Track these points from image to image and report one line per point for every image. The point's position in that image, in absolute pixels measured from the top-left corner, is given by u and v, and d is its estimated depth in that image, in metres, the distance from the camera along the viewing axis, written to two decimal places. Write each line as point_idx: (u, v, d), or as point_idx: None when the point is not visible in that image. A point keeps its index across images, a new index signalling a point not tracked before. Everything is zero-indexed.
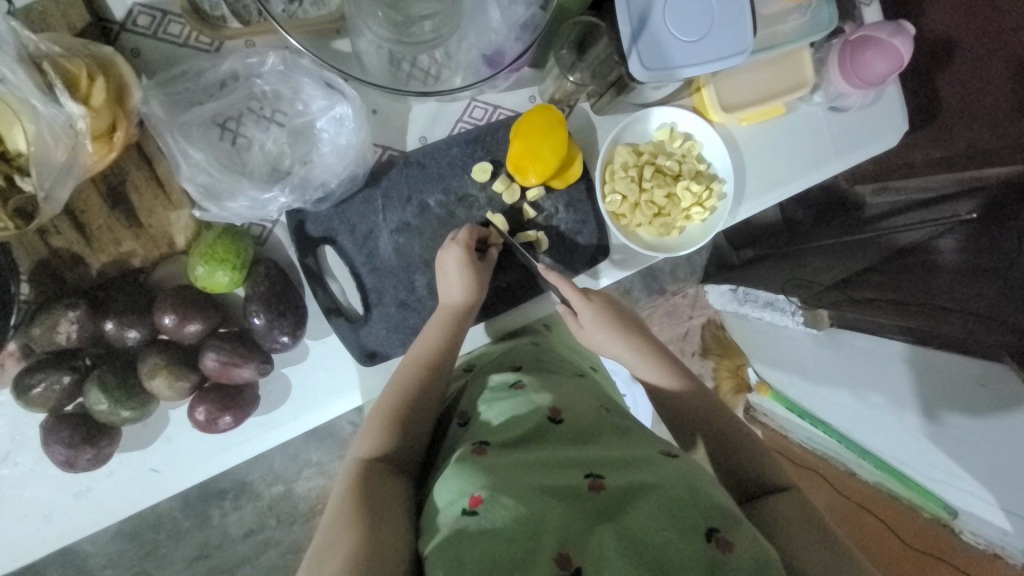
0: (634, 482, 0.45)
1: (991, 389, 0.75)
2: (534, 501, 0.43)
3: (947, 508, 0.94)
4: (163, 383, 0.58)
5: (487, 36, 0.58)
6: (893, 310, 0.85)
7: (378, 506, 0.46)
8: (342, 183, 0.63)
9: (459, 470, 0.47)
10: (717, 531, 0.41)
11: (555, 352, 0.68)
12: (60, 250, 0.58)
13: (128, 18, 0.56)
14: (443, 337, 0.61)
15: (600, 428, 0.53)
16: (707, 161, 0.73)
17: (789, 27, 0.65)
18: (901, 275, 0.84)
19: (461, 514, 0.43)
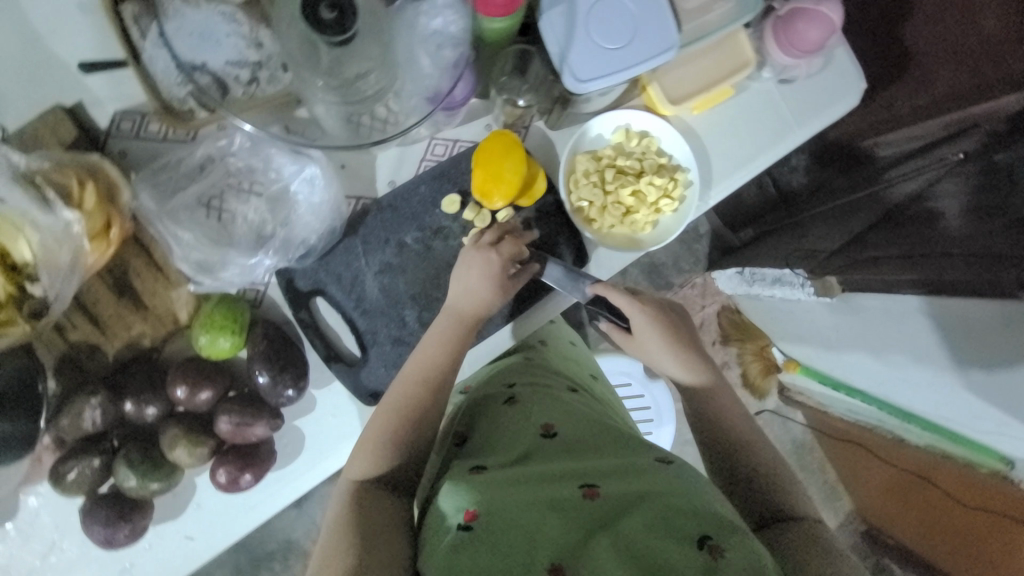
0: (626, 492, 0.51)
1: (1017, 329, 0.73)
2: (532, 514, 0.49)
3: (1004, 458, 0.98)
4: (185, 452, 0.62)
5: (422, 80, 0.62)
6: (899, 264, 0.83)
7: (372, 533, 0.51)
8: (322, 238, 0.67)
9: (459, 488, 0.53)
10: (710, 539, 0.47)
11: (552, 368, 0.74)
12: (77, 343, 0.63)
13: (112, 125, 0.62)
14: (436, 357, 0.63)
15: (591, 441, 0.59)
16: (670, 154, 0.75)
17: (717, 14, 0.67)
18: (904, 227, 0.82)
19: (457, 530, 0.48)
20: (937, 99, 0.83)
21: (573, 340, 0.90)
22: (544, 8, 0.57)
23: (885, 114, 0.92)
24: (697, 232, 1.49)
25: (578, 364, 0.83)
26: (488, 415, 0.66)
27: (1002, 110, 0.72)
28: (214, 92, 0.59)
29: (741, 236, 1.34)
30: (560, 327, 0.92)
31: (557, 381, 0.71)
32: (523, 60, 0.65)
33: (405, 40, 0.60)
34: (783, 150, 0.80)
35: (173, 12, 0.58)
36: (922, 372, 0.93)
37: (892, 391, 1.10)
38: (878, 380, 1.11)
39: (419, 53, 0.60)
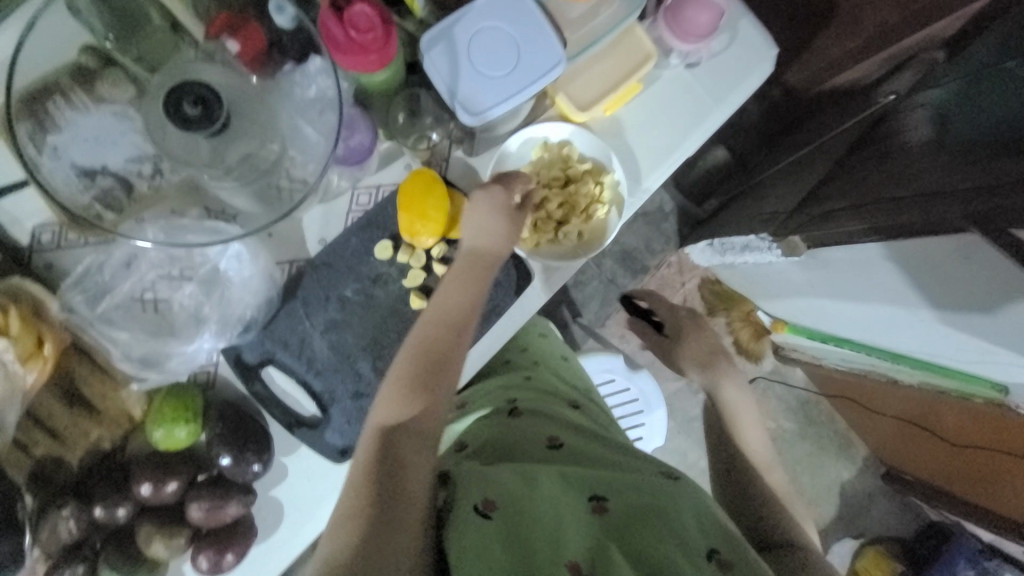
0: (634, 508, 0.54)
1: (975, 261, 0.71)
2: (552, 511, 0.52)
3: (998, 386, 0.95)
4: (161, 546, 0.63)
5: (315, 148, 0.61)
6: (853, 213, 0.84)
7: (399, 489, 0.49)
8: (259, 309, 0.68)
9: (480, 479, 0.55)
10: (717, 552, 0.51)
11: (552, 389, 0.78)
12: (42, 458, 0.63)
13: (33, 240, 0.63)
14: (464, 299, 0.64)
15: (598, 455, 0.62)
16: (591, 156, 0.75)
17: (603, 19, 0.69)
18: (860, 169, 0.84)
19: (475, 515, 0.51)
20: (863, 44, 0.86)
21: (564, 356, 0.90)
22: (425, 48, 0.58)
23: (828, 66, 0.93)
24: (663, 211, 1.47)
25: (570, 380, 0.85)
26: (495, 428, 0.68)
27: (939, 35, 0.78)
28: (120, 193, 0.60)
29: (707, 208, 1.37)
30: (553, 341, 0.93)
31: (558, 401, 0.75)
32: (416, 101, 0.67)
33: (285, 111, 0.61)
34: (705, 132, 0.79)
35: (65, 124, 0.58)
36: (900, 312, 0.89)
37: (877, 336, 1.07)
38: (861, 325, 1.07)
39: (302, 123, 0.61)
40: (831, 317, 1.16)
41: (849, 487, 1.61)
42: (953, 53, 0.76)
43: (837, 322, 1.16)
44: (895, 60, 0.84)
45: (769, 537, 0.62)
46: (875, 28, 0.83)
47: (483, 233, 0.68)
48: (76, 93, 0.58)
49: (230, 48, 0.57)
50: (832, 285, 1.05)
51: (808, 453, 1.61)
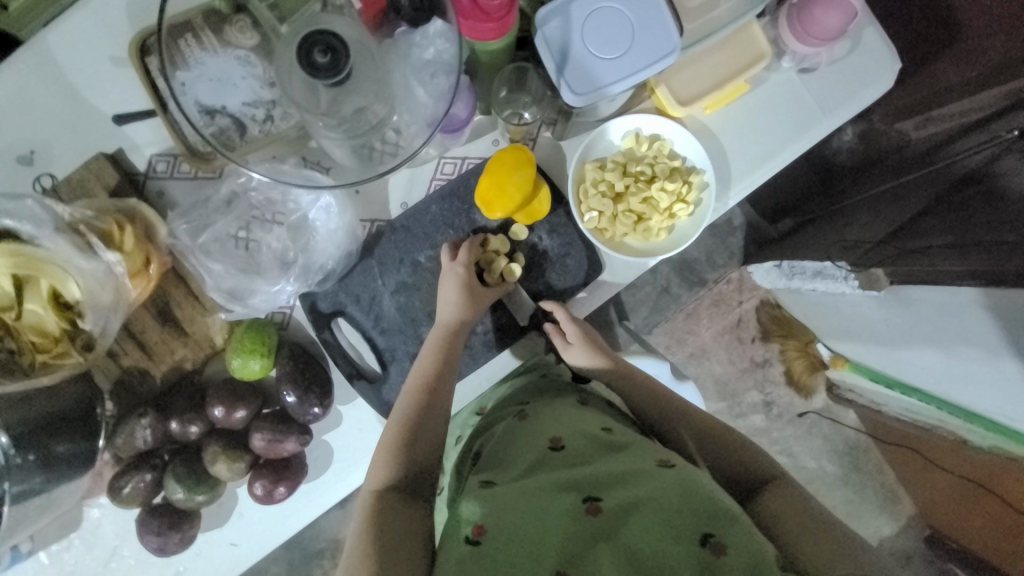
0: (625, 502, 0.52)
1: None
2: (536, 524, 0.51)
3: None
4: (224, 466, 0.67)
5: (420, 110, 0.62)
6: (950, 253, 0.80)
7: (391, 537, 0.54)
8: (338, 260, 0.70)
9: (470, 504, 0.56)
10: (712, 537, 0.48)
11: (562, 382, 0.75)
12: (130, 368, 0.69)
13: (150, 167, 0.69)
14: (425, 367, 0.66)
15: (598, 452, 0.60)
16: (682, 155, 0.73)
17: (723, 10, 0.66)
18: (961, 210, 0.78)
19: (467, 543, 0.52)
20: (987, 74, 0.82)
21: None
22: (539, 24, 0.57)
23: (933, 90, 0.91)
24: (731, 224, 1.40)
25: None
26: (498, 437, 0.67)
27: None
28: (234, 133, 0.63)
29: (779, 228, 1.32)
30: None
31: (568, 395, 0.72)
32: (522, 76, 0.67)
33: (401, 70, 0.60)
34: (808, 143, 0.75)
35: (194, 62, 0.62)
36: (987, 374, 0.82)
37: (951, 390, 1.00)
38: (935, 377, 1.01)
39: (414, 84, 0.61)
40: (901, 364, 1.09)
41: (887, 543, 1.51)
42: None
43: (905, 367, 1.08)
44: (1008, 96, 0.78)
45: (753, 483, 0.60)
46: (1000, 56, 0.85)
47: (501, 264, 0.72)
48: (207, 35, 0.62)
49: (355, 4, 0.57)
50: (912, 329, 0.97)
51: (847, 499, 1.53)
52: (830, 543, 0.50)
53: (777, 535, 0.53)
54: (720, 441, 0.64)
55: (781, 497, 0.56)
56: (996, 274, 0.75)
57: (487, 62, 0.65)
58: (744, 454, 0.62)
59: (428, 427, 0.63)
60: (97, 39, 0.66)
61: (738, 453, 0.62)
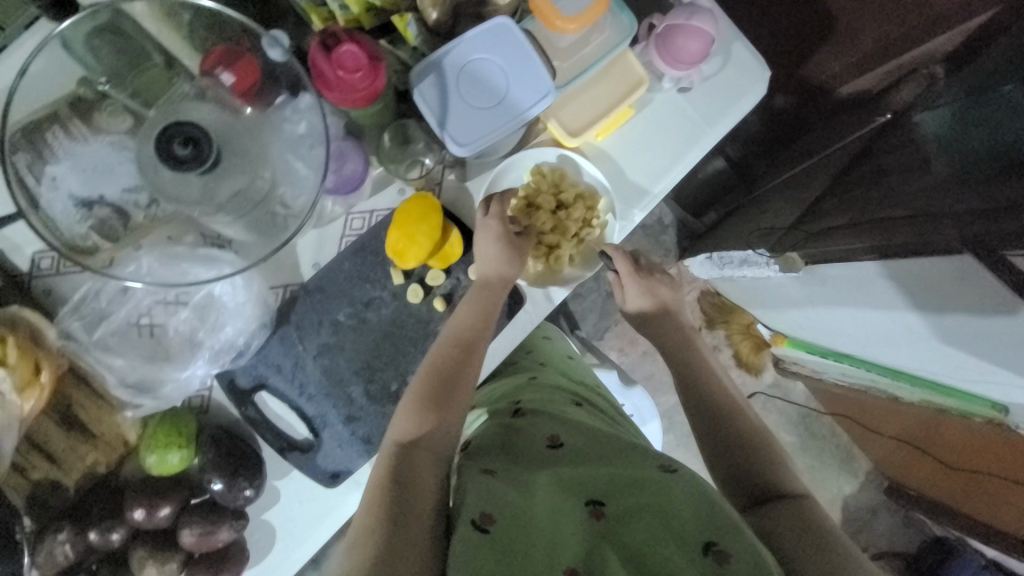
0: (631, 505, 0.53)
1: (971, 283, 0.71)
2: (551, 518, 0.50)
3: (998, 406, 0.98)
4: (154, 571, 0.63)
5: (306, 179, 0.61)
6: (847, 232, 0.84)
7: (401, 498, 0.51)
8: (248, 338, 0.69)
9: (477, 488, 0.53)
10: (714, 544, 0.49)
11: (552, 386, 0.79)
12: (37, 482, 0.64)
13: (32, 266, 0.65)
14: (438, 368, 0.63)
15: (597, 451, 0.61)
16: (583, 181, 0.76)
17: (595, 45, 0.70)
18: (858, 187, 0.85)
19: (474, 528, 0.49)
20: (865, 57, 0.87)
21: (568, 352, 0.94)
22: (414, 80, 0.58)
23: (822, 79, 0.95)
24: (662, 223, 1.47)
25: (577, 377, 0.86)
26: (491, 432, 0.68)
27: (939, 50, 0.79)
28: (116, 221, 0.61)
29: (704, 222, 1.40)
30: (554, 343, 0.95)
31: (560, 397, 0.75)
32: (405, 130, 0.69)
33: (277, 146, 0.60)
34: (698, 155, 0.80)
35: (64, 154, 0.60)
36: (897, 325, 0.90)
37: (877, 353, 1.07)
38: (858, 340, 1.09)
39: (292, 160, 0.60)
40: (827, 332, 1.18)
41: (851, 501, 1.59)
42: (955, 70, 0.76)
43: (833, 334, 1.16)
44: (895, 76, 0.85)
45: (767, 488, 0.60)
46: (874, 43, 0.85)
47: (489, 262, 0.71)
48: (74, 124, 0.60)
49: (226, 80, 0.57)
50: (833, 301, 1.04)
51: (808, 466, 1.60)
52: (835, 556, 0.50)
53: (776, 540, 0.53)
54: (750, 447, 0.64)
55: (790, 509, 0.56)
56: (887, 248, 0.78)
57: (373, 121, 0.65)
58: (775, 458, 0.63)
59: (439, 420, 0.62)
60: None
61: (769, 460, 0.63)
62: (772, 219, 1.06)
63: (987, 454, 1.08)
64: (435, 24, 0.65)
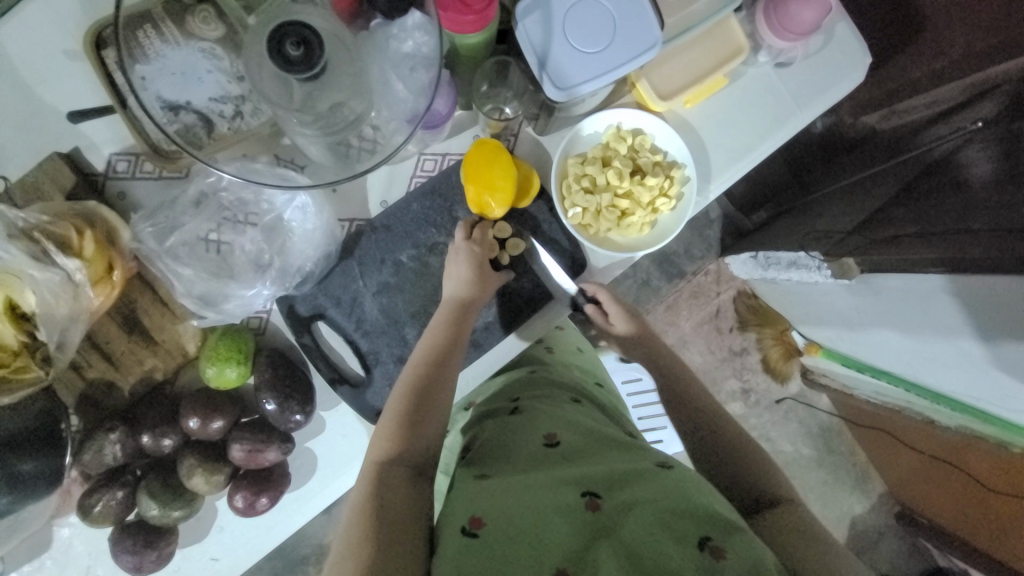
0: (627, 500, 0.53)
1: None
2: (537, 519, 0.51)
3: None
4: (202, 480, 0.65)
5: (399, 105, 0.60)
6: (918, 242, 0.81)
7: (387, 514, 0.52)
8: (317, 262, 0.68)
9: (469, 498, 0.56)
10: (711, 541, 0.49)
11: (551, 379, 0.77)
12: (95, 380, 0.66)
13: (109, 167, 0.65)
14: (411, 388, 0.62)
15: (594, 450, 0.60)
16: (663, 149, 0.73)
17: (702, 4, 0.66)
18: (926, 198, 0.80)
19: (463, 534, 0.52)
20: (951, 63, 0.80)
21: (579, 346, 0.91)
22: (518, 17, 0.56)
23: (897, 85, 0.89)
24: (707, 217, 1.46)
25: (579, 371, 0.84)
26: (490, 432, 0.68)
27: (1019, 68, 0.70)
28: (200, 130, 0.60)
29: (754, 220, 1.35)
30: (569, 333, 0.93)
31: (558, 394, 0.73)
32: (505, 71, 0.66)
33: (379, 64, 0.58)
34: (785, 136, 0.76)
35: (154, 55, 0.59)
36: (946, 349, 0.88)
37: (919, 373, 1.05)
38: (902, 359, 1.05)
39: (393, 78, 0.59)
40: (868, 348, 1.15)
41: (859, 520, 1.58)
42: None
43: (874, 350, 1.13)
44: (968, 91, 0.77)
45: (760, 497, 0.61)
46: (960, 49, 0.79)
47: (463, 283, 0.68)
48: (166, 26, 0.59)
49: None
50: (881, 316, 1.01)
51: (822, 480, 1.58)
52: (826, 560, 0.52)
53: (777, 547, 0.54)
54: (748, 457, 0.65)
55: (784, 517, 0.57)
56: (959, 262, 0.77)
57: (467, 57, 0.64)
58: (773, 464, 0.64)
59: (437, 399, 0.62)
60: (45, 30, 0.61)
61: (761, 475, 0.63)
62: (830, 222, 1.01)
63: (1006, 482, 1.06)
64: None
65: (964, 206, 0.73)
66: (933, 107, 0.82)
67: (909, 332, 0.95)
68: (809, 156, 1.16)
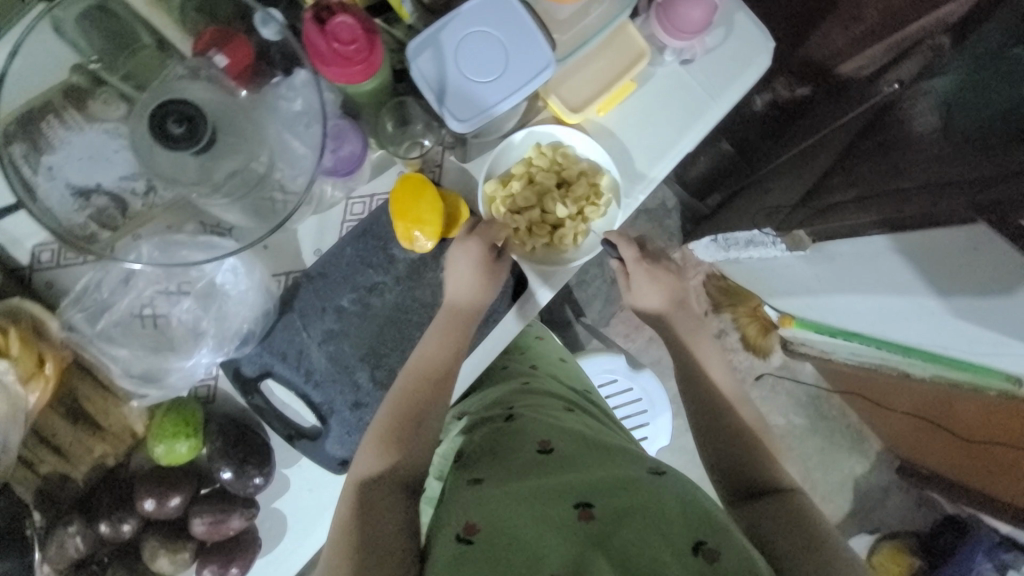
0: (619, 508, 0.52)
1: (984, 251, 0.71)
2: (533, 526, 0.51)
3: (1010, 379, 1.00)
4: (167, 560, 0.64)
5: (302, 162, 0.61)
6: (858, 208, 0.83)
7: (373, 542, 0.53)
8: (255, 320, 0.68)
9: (462, 507, 0.56)
10: (704, 544, 0.50)
11: (544, 390, 0.77)
12: (49, 475, 0.65)
13: (33, 260, 0.64)
14: (400, 406, 0.63)
15: (588, 454, 0.60)
16: (586, 157, 0.74)
17: (596, 17, 0.67)
18: (866, 159, 0.84)
19: (458, 542, 0.52)
20: (874, 27, 0.85)
21: (562, 357, 0.92)
22: (411, 58, 0.57)
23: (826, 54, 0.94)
24: (665, 206, 1.44)
25: (567, 379, 0.86)
26: (484, 437, 0.68)
27: (944, 21, 0.77)
28: (115, 211, 0.60)
29: (709, 204, 1.33)
30: (549, 343, 0.94)
31: (554, 402, 0.73)
32: (404, 109, 0.68)
33: (272, 128, 0.60)
34: (705, 128, 0.78)
35: (58, 143, 0.58)
36: (905, 306, 0.89)
37: (885, 329, 1.06)
38: (869, 320, 1.07)
39: (289, 138, 0.60)
40: (833, 311, 1.16)
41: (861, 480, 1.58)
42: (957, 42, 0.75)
43: (844, 314, 1.13)
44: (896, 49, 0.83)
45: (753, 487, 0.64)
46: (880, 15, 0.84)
47: (461, 282, 0.68)
48: (68, 112, 0.59)
49: (219, 60, 0.57)
50: (839, 280, 1.02)
51: (818, 448, 1.59)
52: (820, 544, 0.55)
53: (764, 535, 0.58)
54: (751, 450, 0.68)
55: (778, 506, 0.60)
56: (898, 221, 0.79)
57: (371, 99, 0.65)
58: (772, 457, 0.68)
59: (429, 414, 0.63)
60: None
61: (762, 459, 0.67)
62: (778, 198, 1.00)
63: (995, 427, 1.10)
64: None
65: (906, 163, 0.75)
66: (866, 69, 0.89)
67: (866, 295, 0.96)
68: (750, 134, 1.13)
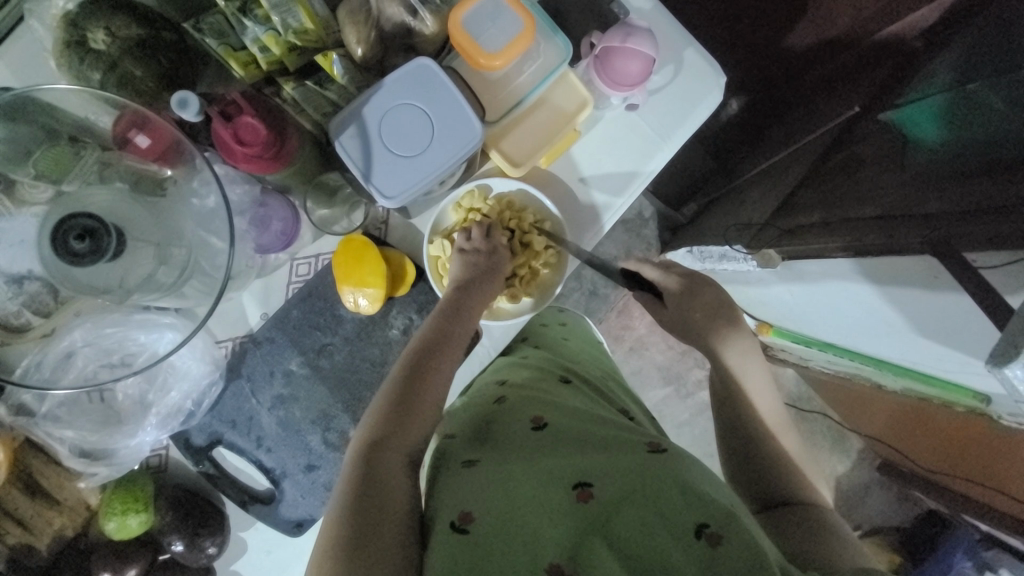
0: (623, 488, 0.47)
1: (942, 282, 0.61)
2: (529, 509, 0.46)
3: (978, 396, 0.86)
4: None
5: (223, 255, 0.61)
6: (821, 231, 0.76)
7: (378, 497, 0.46)
8: (196, 398, 0.69)
9: (456, 492, 0.50)
10: (706, 527, 0.43)
11: (542, 364, 0.70)
12: (15, 546, 0.62)
13: None
14: (402, 377, 0.58)
15: (584, 429, 0.55)
16: (536, 204, 0.73)
17: (529, 74, 0.66)
18: (834, 173, 0.82)
19: (452, 531, 0.46)
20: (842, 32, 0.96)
21: (566, 336, 0.80)
22: (335, 132, 0.58)
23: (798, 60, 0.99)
24: (642, 217, 1.14)
25: (578, 345, 0.78)
26: (472, 416, 0.63)
27: (917, 26, 0.89)
28: (47, 297, 0.57)
29: (685, 214, 1.12)
30: (556, 324, 0.83)
31: (547, 373, 0.68)
32: (335, 187, 0.70)
33: (189, 223, 0.60)
34: (654, 170, 0.76)
35: None
36: (871, 318, 0.77)
37: (857, 342, 0.92)
38: (837, 330, 0.93)
39: (208, 236, 0.61)
40: (801, 322, 1.03)
41: (844, 479, 1.42)
42: (930, 42, 0.87)
43: (810, 323, 0.99)
44: (872, 52, 0.92)
45: (776, 494, 0.60)
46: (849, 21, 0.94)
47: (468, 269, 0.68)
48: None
49: (142, 140, 0.57)
50: (804, 295, 0.89)
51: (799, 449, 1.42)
52: (832, 550, 0.50)
53: (784, 539, 0.52)
54: (767, 458, 0.62)
55: (798, 513, 0.56)
56: (862, 247, 0.69)
57: (301, 175, 0.65)
58: (786, 477, 0.60)
59: (427, 401, 0.57)
60: None
61: (784, 467, 0.62)
62: (750, 212, 0.94)
63: (969, 437, 0.99)
64: (361, 59, 0.62)
65: (879, 170, 0.74)
66: (834, 70, 0.96)
67: (831, 302, 0.83)
68: (729, 134, 1.06)
